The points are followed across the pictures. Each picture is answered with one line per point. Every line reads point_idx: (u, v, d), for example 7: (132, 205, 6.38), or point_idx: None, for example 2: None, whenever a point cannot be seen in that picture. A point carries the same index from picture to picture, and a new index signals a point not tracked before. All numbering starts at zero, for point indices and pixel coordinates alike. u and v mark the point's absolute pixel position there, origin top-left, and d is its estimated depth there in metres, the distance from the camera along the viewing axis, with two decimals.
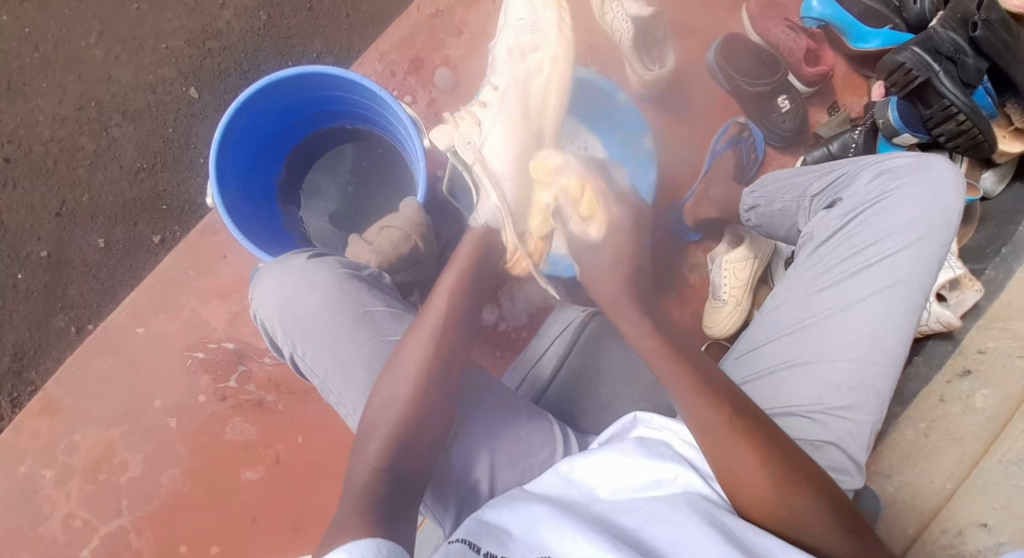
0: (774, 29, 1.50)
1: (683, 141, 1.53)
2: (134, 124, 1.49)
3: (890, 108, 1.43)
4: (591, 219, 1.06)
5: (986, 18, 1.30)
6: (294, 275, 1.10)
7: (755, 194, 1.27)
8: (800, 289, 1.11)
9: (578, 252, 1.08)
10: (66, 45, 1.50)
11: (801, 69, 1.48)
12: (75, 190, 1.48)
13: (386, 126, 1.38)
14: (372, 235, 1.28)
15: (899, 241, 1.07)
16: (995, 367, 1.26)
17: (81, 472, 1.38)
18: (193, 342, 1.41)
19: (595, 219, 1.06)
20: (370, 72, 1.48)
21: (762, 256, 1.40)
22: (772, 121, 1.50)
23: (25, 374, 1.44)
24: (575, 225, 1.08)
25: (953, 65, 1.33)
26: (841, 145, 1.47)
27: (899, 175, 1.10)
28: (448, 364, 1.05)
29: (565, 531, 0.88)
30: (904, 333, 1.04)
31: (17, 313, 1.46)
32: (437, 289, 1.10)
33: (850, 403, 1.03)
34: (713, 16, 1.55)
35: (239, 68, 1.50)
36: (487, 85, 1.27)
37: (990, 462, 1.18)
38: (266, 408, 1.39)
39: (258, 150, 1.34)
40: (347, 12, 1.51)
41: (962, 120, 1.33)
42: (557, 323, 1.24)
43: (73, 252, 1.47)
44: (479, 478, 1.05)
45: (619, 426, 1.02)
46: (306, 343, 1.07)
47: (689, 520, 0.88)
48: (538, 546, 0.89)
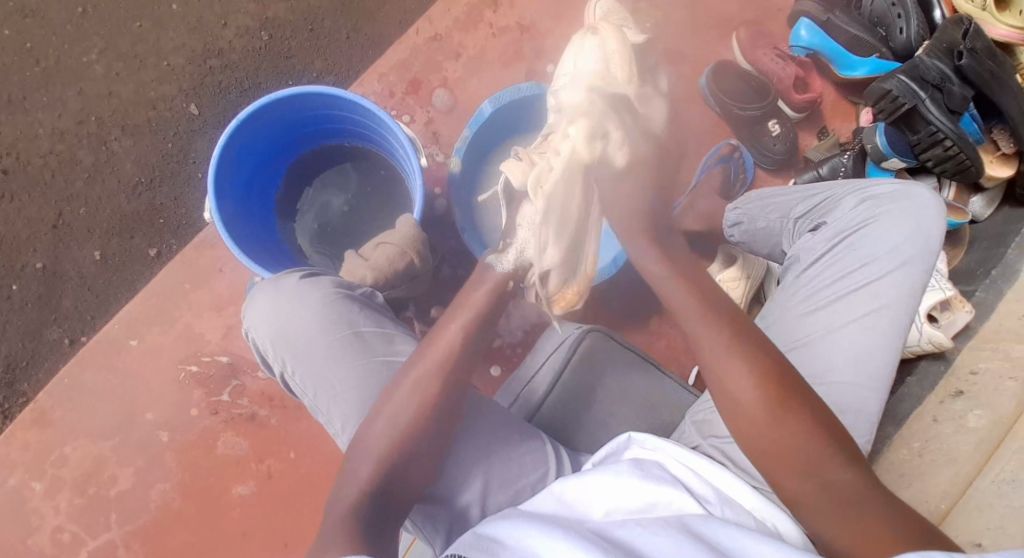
0: (763, 57, 1.53)
1: (677, 163, 1.55)
2: (132, 139, 1.50)
3: (878, 134, 1.46)
4: (624, 142, 1.13)
5: (971, 47, 1.35)
6: (286, 298, 1.09)
7: (738, 212, 1.29)
8: (786, 311, 1.12)
9: (599, 174, 1.14)
10: (68, 61, 1.52)
11: (790, 95, 1.51)
12: (73, 202, 1.49)
13: (383, 145, 1.40)
14: (367, 250, 1.28)
15: (883, 265, 1.08)
16: (987, 389, 1.27)
17: (70, 485, 1.37)
18: (186, 355, 1.41)
19: (625, 145, 1.14)
20: (369, 92, 1.51)
21: (754, 275, 1.42)
22: (762, 144, 1.53)
23: (18, 386, 1.44)
24: (612, 143, 1.13)
25: (939, 93, 1.36)
26: (830, 169, 1.49)
27: (883, 201, 1.12)
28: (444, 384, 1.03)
29: (558, 543, 0.88)
30: (889, 355, 1.05)
31: (11, 325, 1.46)
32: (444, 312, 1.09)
33: (837, 422, 1.03)
34: (706, 42, 1.58)
35: (240, 86, 1.52)
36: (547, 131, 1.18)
37: (984, 482, 1.17)
38: (259, 422, 1.39)
39: (256, 169, 1.36)
40: (347, 34, 1.53)
41: (949, 146, 1.36)
42: (551, 340, 1.24)
43: (69, 264, 1.47)
44: (470, 502, 1.04)
45: (613, 447, 1.04)
46: (296, 364, 1.07)
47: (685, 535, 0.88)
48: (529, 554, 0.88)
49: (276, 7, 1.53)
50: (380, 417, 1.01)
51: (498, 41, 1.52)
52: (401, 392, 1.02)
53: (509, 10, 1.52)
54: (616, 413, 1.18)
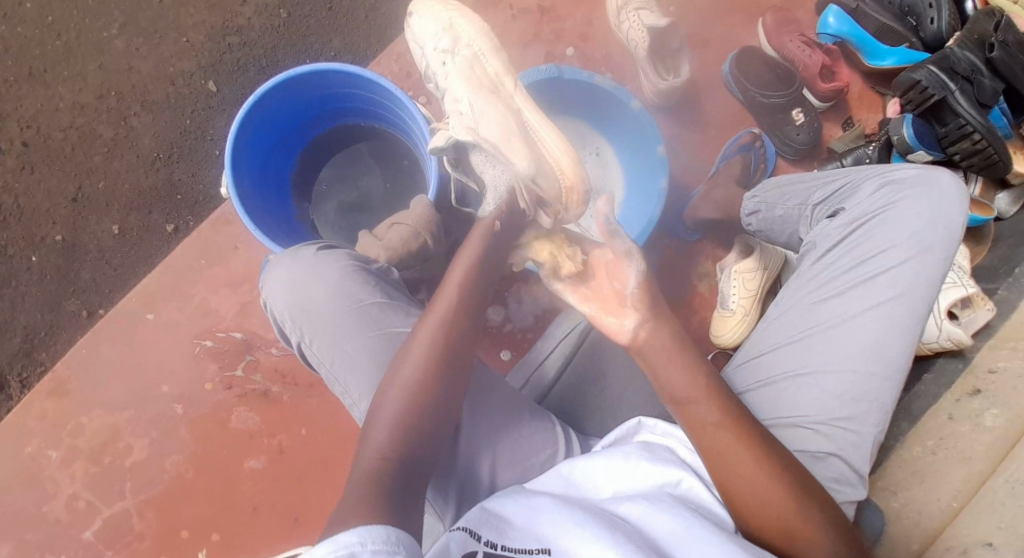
0: (790, 44, 1.49)
1: (697, 150, 1.53)
2: (152, 114, 1.51)
3: (905, 126, 1.41)
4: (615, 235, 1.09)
5: (1003, 40, 1.33)
6: (304, 269, 1.09)
7: (756, 200, 1.27)
8: (802, 300, 1.10)
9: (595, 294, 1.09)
10: (89, 35, 1.52)
11: (816, 84, 1.48)
12: (92, 176, 1.50)
13: (398, 123, 1.39)
14: (381, 231, 1.28)
15: (901, 253, 1.07)
16: (1005, 388, 1.26)
17: (85, 455, 1.39)
18: (201, 331, 1.42)
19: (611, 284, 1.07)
20: (387, 73, 1.50)
21: (772, 267, 1.39)
22: (785, 134, 1.50)
23: (36, 356, 1.46)
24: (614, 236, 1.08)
25: (968, 85, 1.33)
26: (855, 160, 1.46)
27: (902, 187, 1.10)
28: (454, 371, 1.01)
29: (568, 526, 0.88)
30: (906, 344, 1.04)
31: (30, 295, 1.48)
32: (446, 281, 1.07)
33: (851, 415, 1.02)
34: (731, 27, 1.55)
35: (259, 63, 1.52)
36: (451, 108, 1.11)
37: (997, 482, 1.18)
38: (271, 398, 1.40)
39: (276, 144, 1.36)
40: (367, 12, 1.53)
41: (977, 139, 1.33)
42: (562, 325, 1.24)
43: (88, 237, 1.49)
44: (483, 473, 1.05)
45: (622, 431, 1.02)
46: (314, 332, 1.07)
47: (693, 523, 0.88)
48: (535, 538, 0.88)
49: None
50: (388, 388, 0.99)
51: (517, 23, 1.51)
52: (405, 366, 1.00)
53: None
54: (626, 400, 1.17)
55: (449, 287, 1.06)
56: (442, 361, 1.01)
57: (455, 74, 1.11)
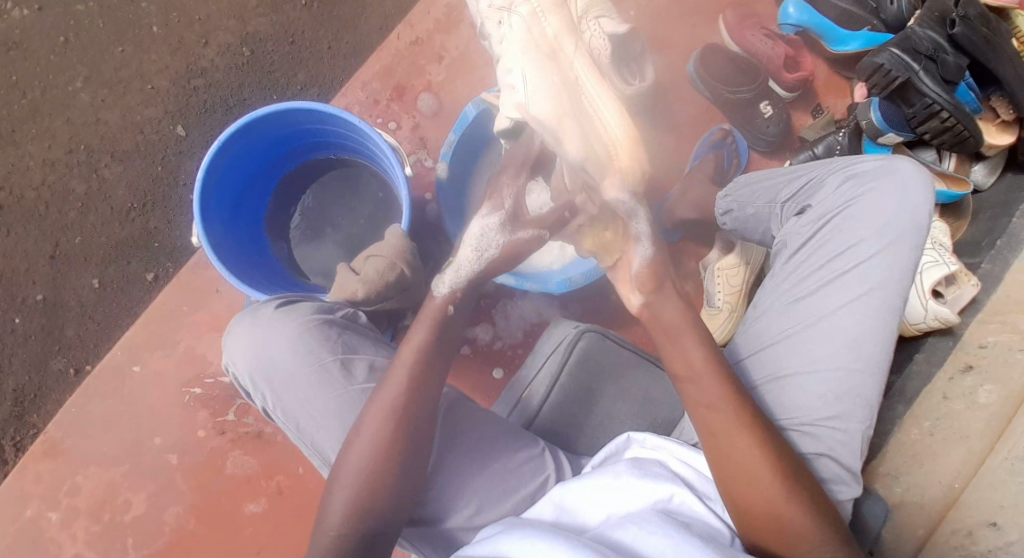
0: (751, 38, 1.49)
1: (670, 150, 1.53)
2: (123, 165, 1.51)
3: (872, 110, 1.40)
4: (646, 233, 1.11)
5: (964, 15, 1.31)
6: (261, 333, 1.08)
7: (728, 199, 1.27)
8: (778, 300, 1.10)
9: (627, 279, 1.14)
10: (54, 91, 1.52)
11: (781, 75, 1.48)
12: (68, 233, 1.50)
13: (367, 154, 1.39)
14: (358, 264, 1.27)
15: (872, 245, 1.06)
16: (997, 363, 1.27)
17: (85, 513, 1.38)
18: (190, 377, 1.41)
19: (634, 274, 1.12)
20: (354, 102, 1.49)
21: (754, 262, 1.40)
22: (756, 127, 1.50)
23: (27, 418, 1.45)
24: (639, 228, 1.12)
25: (932, 64, 1.33)
26: (827, 148, 1.46)
27: (867, 178, 1.10)
28: (422, 404, 1.03)
29: (555, 548, 0.87)
30: (885, 337, 1.04)
31: (16, 358, 1.47)
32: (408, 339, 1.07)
33: (838, 413, 1.02)
34: (692, 25, 1.55)
35: (225, 104, 1.52)
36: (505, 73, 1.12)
37: (996, 460, 1.19)
38: (266, 439, 1.40)
39: (243, 190, 1.36)
40: (329, 43, 1.53)
41: (945, 117, 1.33)
42: (549, 342, 1.24)
43: (69, 294, 1.48)
44: (462, 523, 1.04)
45: (613, 448, 1.05)
46: (276, 396, 1.06)
47: (677, 535, 0.88)
48: None
49: (256, 22, 1.53)
50: (352, 443, 1.00)
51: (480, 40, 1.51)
52: (373, 418, 1.01)
53: None
54: (617, 412, 1.17)
55: (416, 335, 1.07)
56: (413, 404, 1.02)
57: (514, 42, 1.10)
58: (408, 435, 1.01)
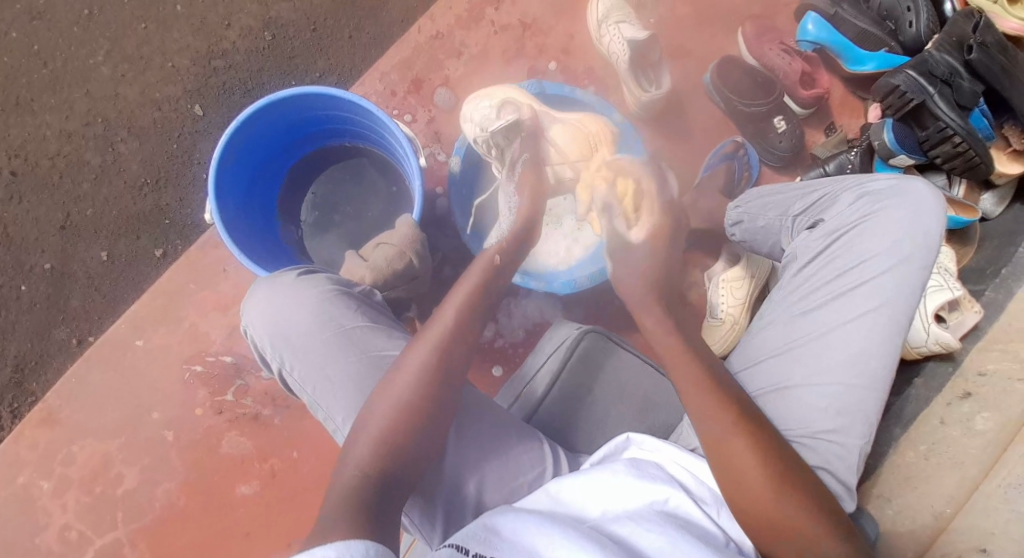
0: (769, 52, 1.50)
1: (682, 159, 1.53)
2: (138, 140, 1.52)
3: (885, 131, 1.42)
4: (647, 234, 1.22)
5: (982, 42, 1.32)
6: (284, 296, 1.09)
7: (739, 210, 1.27)
8: (785, 312, 1.11)
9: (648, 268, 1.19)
10: (75, 63, 1.53)
11: (796, 91, 1.48)
12: (80, 204, 1.50)
13: (382, 143, 1.40)
14: (367, 252, 1.29)
15: (882, 263, 1.07)
16: (995, 390, 1.26)
17: (78, 484, 1.39)
18: (191, 355, 1.42)
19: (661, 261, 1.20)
20: (371, 91, 1.51)
21: (759, 275, 1.40)
22: (768, 141, 1.50)
23: (26, 385, 1.46)
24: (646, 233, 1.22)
25: (947, 88, 1.34)
26: (838, 167, 1.46)
27: (880, 197, 1.11)
28: (440, 400, 1.03)
29: (555, 540, 0.89)
30: (890, 355, 1.05)
31: (19, 325, 1.48)
32: (439, 311, 1.09)
33: (837, 427, 1.03)
34: (711, 37, 1.56)
35: (243, 87, 1.53)
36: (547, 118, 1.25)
37: (990, 486, 1.17)
38: (263, 421, 1.40)
39: (260, 169, 1.37)
40: (350, 33, 1.54)
41: (958, 141, 1.34)
42: (552, 340, 1.25)
43: (76, 264, 1.49)
44: (470, 494, 1.05)
45: (611, 447, 1.05)
46: (294, 360, 1.07)
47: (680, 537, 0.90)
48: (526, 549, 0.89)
49: (279, 7, 1.54)
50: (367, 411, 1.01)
51: (500, 39, 1.52)
52: (394, 389, 1.02)
53: (511, 8, 1.53)
54: (615, 415, 1.18)
55: (449, 312, 1.09)
56: (437, 378, 1.04)
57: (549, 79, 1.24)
58: (428, 407, 1.02)
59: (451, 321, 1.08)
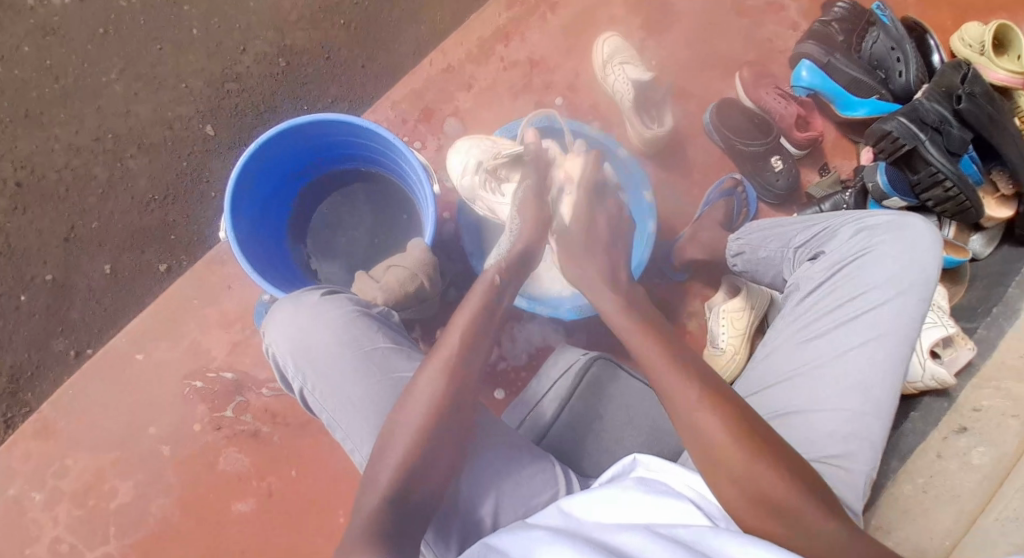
0: (765, 96, 1.57)
1: (682, 194, 1.58)
2: (149, 157, 1.53)
3: (879, 173, 1.50)
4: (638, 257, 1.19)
5: (969, 92, 1.39)
6: (305, 315, 1.11)
7: (741, 242, 1.33)
8: (789, 340, 1.15)
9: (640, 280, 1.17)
10: (89, 80, 1.55)
11: (792, 133, 1.55)
12: (85, 217, 1.50)
13: (394, 168, 1.43)
14: (378, 273, 1.30)
15: (882, 294, 1.11)
16: (990, 425, 1.30)
17: (69, 497, 1.36)
18: (193, 370, 1.41)
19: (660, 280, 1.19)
20: (383, 118, 1.56)
21: (758, 306, 1.44)
22: (766, 180, 1.56)
23: (21, 395, 1.43)
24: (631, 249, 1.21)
25: (938, 135, 1.41)
26: (833, 206, 1.52)
27: (878, 231, 1.16)
28: (452, 415, 1.05)
29: (567, 553, 0.90)
30: (893, 382, 1.08)
31: (16, 335, 1.46)
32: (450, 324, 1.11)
33: (843, 452, 1.06)
34: (711, 80, 1.62)
35: (256, 110, 1.56)
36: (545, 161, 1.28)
37: (987, 519, 1.21)
38: (262, 439, 1.39)
39: (276, 190, 1.39)
40: (363, 62, 1.58)
41: (949, 186, 1.40)
42: (558, 365, 1.28)
43: (79, 277, 1.48)
44: (485, 514, 1.07)
45: (619, 468, 1.06)
46: (315, 379, 1.08)
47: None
48: None
49: (294, 34, 1.58)
50: (393, 426, 1.03)
51: (508, 74, 1.58)
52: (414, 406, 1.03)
53: (520, 44, 1.59)
54: (624, 438, 1.20)
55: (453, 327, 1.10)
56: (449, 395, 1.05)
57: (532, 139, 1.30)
58: (446, 421, 1.04)
59: (459, 337, 1.09)
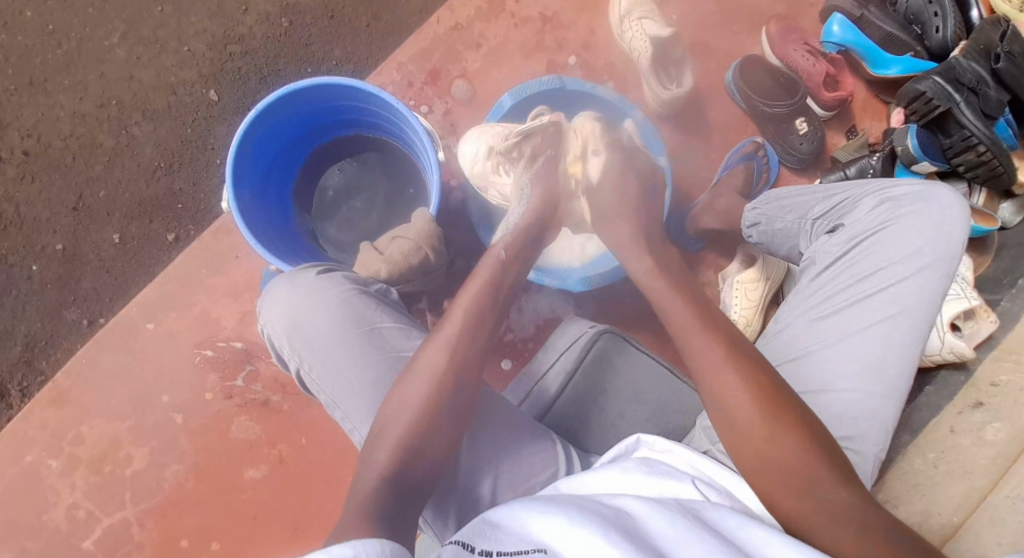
0: (792, 53, 1.48)
1: (700, 158, 1.52)
2: (152, 124, 1.51)
3: (908, 136, 1.38)
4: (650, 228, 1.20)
5: (1009, 50, 1.32)
6: (299, 295, 1.09)
7: (757, 212, 1.27)
8: (802, 317, 1.11)
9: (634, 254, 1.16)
10: (90, 44, 1.51)
11: (820, 94, 1.47)
12: (93, 185, 1.50)
13: (397, 134, 1.39)
14: (382, 244, 1.28)
15: (903, 270, 1.07)
16: (1008, 400, 1.25)
17: (87, 463, 1.39)
18: (202, 340, 1.42)
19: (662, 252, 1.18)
20: (388, 82, 1.50)
21: (774, 277, 1.40)
22: (789, 143, 1.49)
23: (37, 365, 1.46)
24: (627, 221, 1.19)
25: (973, 96, 1.33)
26: (858, 170, 1.45)
27: (902, 203, 1.10)
28: (455, 393, 1.02)
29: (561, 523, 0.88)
30: (908, 364, 1.04)
31: (30, 304, 1.47)
32: (457, 300, 1.09)
33: (853, 435, 1.03)
34: (734, 35, 1.54)
35: (259, 73, 1.52)
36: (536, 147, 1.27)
37: (998, 498, 1.17)
38: (272, 408, 1.40)
39: (277, 157, 1.36)
40: (368, 21, 1.52)
41: (982, 151, 1.33)
42: (565, 336, 1.25)
43: (88, 246, 1.49)
44: (484, 494, 1.05)
45: (622, 447, 1.05)
46: (310, 361, 1.07)
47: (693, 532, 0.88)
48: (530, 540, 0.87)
49: None
50: (396, 401, 1.01)
51: (519, 31, 1.51)
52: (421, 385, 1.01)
53: (531, 1, 1.51)
54: (630, 416, 1.18)
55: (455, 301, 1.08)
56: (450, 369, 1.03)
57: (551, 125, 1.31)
58: (453, 399, 1.02)
59: (463, 314, 1.08)
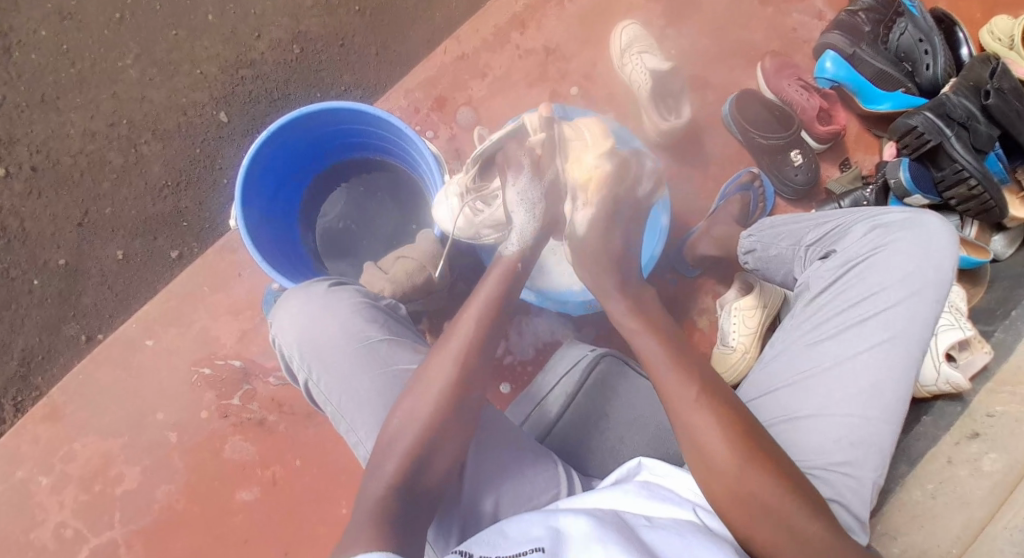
0: (787, 88, 1.52)
1: (698, 188, 1.55)
2: (162, 143, 1.53)
3: (902, 169, 1.45)
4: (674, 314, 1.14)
5: (998, 87, 1.36)
6: (311, 306, 1.10)
7: (752, 239, 1.30)
8: (798, 341, 1.12)
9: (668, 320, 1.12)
10: (104, 64, 1.54)
11: (814, 127, 1.51)
12: (99, 202, 1.51)
13: (403, 157, 1.41)
14: (386, 263, 1.31)
15: (894, 295, 1.09)
16: (1004, 431, 1.26)
17: (76, 481, 1.37)
18: (200, 358, 1.42)
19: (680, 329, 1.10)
20: (395, 108, 1.53)
21: (771, 305, 1.41)
22: (784, 174, 1.52)
23: (32, 379, 1.45)
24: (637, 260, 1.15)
25: (964, 131, 1.37)
26: (853, 202, 1.48)
27: (893, 229, 1.12)
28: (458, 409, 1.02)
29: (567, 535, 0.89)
30: (902, 388, 1.05)
31: (28, 318, 1.47)
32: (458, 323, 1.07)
33: (850, 459, 1.04)
34: (732, 71, 1.58)
35: (269, 96, 1.55)
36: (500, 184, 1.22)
37: (996, 528, 1.17)
38: (267, 427, 1.39)
39: (284, 180, 1.38)
40: (377, 49, 1.56)
41: (973, 185, 1.36)
42: (565, 359, 1.26)
43: (92, 262, 1.49)
44: (484, 513, 1.05)
45: (623, 471, 1.03)
46: (317, 371, 1.07)
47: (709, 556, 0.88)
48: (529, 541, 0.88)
49: (309, 21, 1.56)
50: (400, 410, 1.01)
51: (523, 63, 1.55)
52: (423, 391, 1.02)
53: (536, 33, 1.56)
54: (627, 436, 1.17)
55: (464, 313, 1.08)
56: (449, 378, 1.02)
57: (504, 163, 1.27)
58: (449, 401, 1.01)
59: (457, 341, 1.05)
